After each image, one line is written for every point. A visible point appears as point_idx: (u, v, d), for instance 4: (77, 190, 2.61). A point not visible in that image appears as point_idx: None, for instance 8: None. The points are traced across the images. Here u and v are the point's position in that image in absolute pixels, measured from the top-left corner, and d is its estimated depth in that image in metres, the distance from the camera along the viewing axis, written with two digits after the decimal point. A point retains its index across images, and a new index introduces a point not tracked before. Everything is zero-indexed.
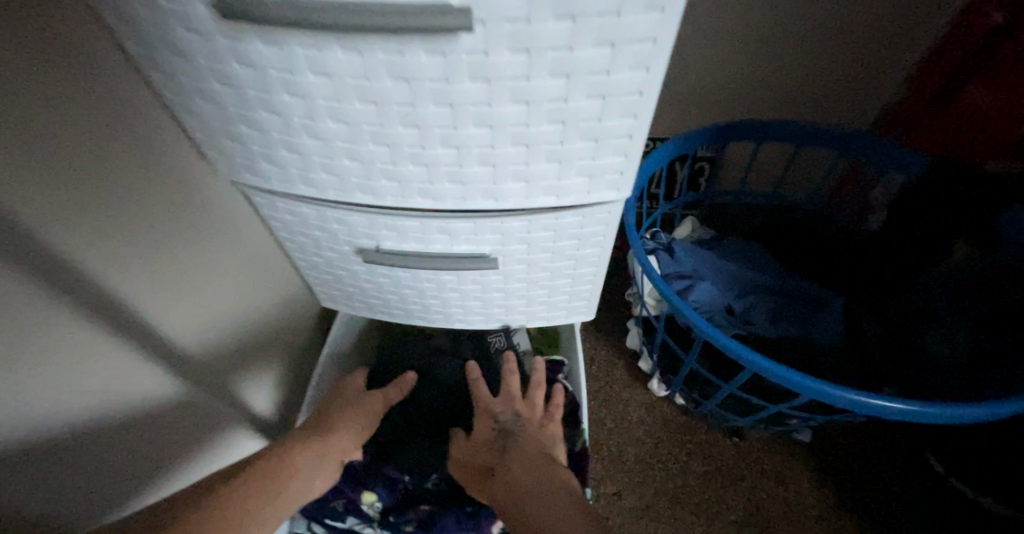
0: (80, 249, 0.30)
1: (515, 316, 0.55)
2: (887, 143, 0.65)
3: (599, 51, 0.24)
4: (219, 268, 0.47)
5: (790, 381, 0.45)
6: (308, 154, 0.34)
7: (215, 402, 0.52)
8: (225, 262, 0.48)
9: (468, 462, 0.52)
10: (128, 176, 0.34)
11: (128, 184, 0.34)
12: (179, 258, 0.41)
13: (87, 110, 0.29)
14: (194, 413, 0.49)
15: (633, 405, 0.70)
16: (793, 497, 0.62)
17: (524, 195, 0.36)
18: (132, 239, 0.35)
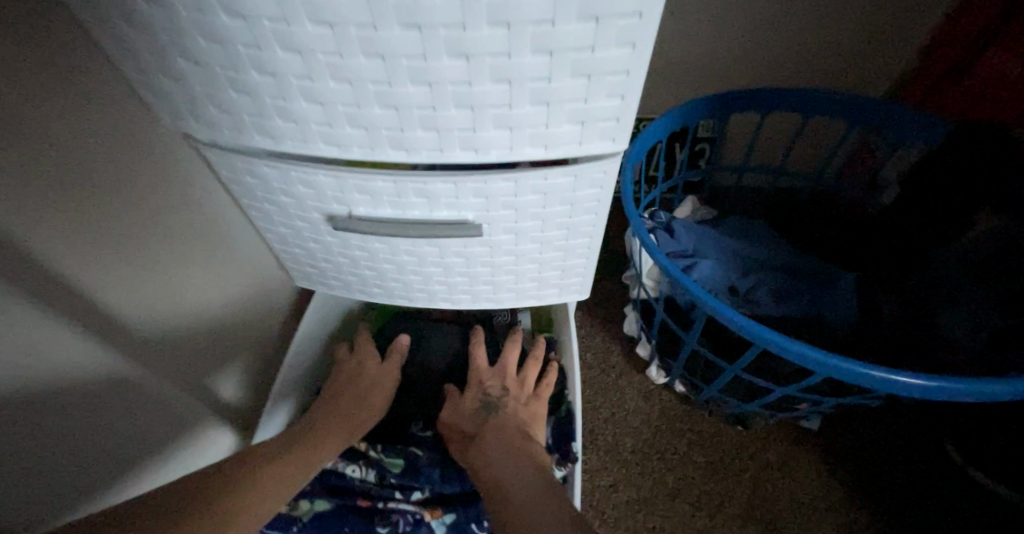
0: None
1: (504, 295, 0.51)
2: (901, 114, 0.63)
3: None
4: (183, 242, 0.42)
5: (801, 358, 0.41)
6: (259, 95, 0.29)
7: (172, 391, 0.47)
8: (189, 236, 0.43)
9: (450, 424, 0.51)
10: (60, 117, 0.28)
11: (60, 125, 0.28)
12: (130, 224, 0.35)
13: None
14: (145, 403, 0.43)
15: (630, 393, 0.67)
16: (796, 488, 0.60)
17: (508, 145, 0.32)
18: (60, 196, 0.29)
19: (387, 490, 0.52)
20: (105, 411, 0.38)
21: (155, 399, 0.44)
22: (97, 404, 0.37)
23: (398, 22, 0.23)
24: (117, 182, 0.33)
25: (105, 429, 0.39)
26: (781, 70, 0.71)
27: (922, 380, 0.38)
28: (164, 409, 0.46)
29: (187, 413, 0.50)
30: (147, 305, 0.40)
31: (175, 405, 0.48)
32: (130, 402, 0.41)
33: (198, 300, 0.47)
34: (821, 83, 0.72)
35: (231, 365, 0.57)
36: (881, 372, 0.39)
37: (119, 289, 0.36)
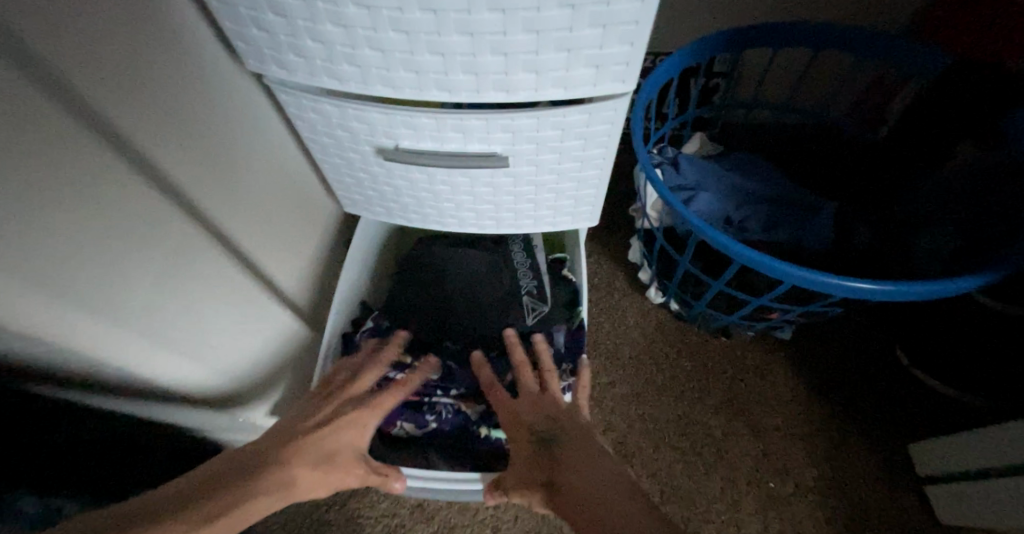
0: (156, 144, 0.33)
1: (524, 221, 0.59)
2: (913, 48, 0.65)
3: None
4: (263, 180, 0.49)
5: (774, 271, 0.49)
6: (331, 44, 0.35)
7: (283, 316, 0.57)
8: (268, 173, 0.50)
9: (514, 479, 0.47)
10: (173, 68, 0.34)
11: (174, 74, 0.34)
12: (229, 157, 0.43)
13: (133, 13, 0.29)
14: (266, 326, 0.53)
15: (631, 310, 0.76)
16: (769, 388, 0.70)
17: (534, 87, 0.38)
18: (186, 135, 0.36)
19: (431, 389, 0.60)
20: (237, 328, 0.48)
21: (271, 323, 0.54)
22: (232, 325, 0.47)
23: None
24: (214, 123, 0.40)
25: (236, 339, 0.49)
26: (797, 4, 0.72)
27: (863, 284, 0.46)
28: (280, 331, 0.57)
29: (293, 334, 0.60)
30: (251, 227, 0.48)
31: (287, 329, 0.58)
32: (253, 326, 0.51)
33: (279, 229, 0.55)
34: (837, 16, 0.73)
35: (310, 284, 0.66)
36: (840, 280, 0.46)
37: (231, 211, 0.44)
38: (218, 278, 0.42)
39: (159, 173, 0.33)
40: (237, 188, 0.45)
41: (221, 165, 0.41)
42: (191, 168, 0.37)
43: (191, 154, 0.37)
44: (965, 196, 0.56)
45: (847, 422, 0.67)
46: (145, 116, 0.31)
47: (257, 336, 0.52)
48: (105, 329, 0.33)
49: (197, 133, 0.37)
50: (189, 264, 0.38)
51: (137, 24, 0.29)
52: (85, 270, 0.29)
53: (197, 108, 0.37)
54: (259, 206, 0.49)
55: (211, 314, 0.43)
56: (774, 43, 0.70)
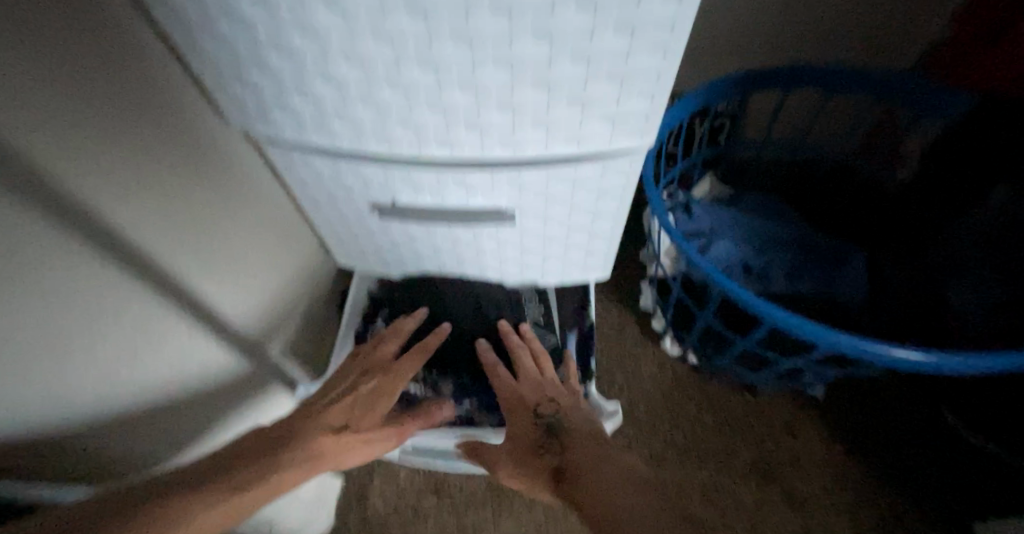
0: (110, 205, 0.29)
1: (530, 274, 0.55)
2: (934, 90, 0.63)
3: None
4: (237, 232, 0.45)
5: (810, 335, 0.45)
6: (322, 101, 0.32)
7: (243, 364, 0.52)
8: (244, 227, 0.46)
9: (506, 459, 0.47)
10: (138, 118, 0.31)
11: (139, 124, 0.31)
12: (199, 212, 0.39)
13: (94, 71, 0.27)
14: (223, 374, 0.49)
15: (645, 362, 0.71)
16: (799, 448, 0.64)
17: (544, 142, 0.34)
18: (147, 192, 0.33)
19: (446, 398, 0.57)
20: (185, 383, 0.44)
21: (228, 371, 0.50)
22: (180, 381, 0.43)
23: (452, 39, 0.26)
24: (184, 176, 0.37)
25: (187, 394, 0.45)
26: (802, 49, 0.71)
27: (897, 349, 0.42)
28: (240, 378, 0.53)
29: (258, 381, 0.56)
30: (222, 282, 0.45)
31: (249, 377, 0.54)
32: (204, 376, 0.46)
33: (258, 281, 0.51)
34: (843, 60, 0.72)
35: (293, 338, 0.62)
36: (887, 348, 0.42)
37: (196, 268, 0.40)
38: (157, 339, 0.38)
39: (105, 234, 0.30)
40: (206, 244, 0.41)
41: (187, 221, 0.38)
42: (148, 229, 0.33)
43: (148, 214, 0.33)
44: (1004, 242, 0.53)
45: (890, 490, 0.62)
46: (95, 173, 0.28)
47: (213, 385, 0.48)
48: (33, 415, 0.29)
49: (161, 188, 0.34)
50: (129, 326, 0.34)
51: (94, 74, 0.27)
52: (4, 352, 0.25)
53: (163, 162, 0.34)
54: (230, 262, 0.45)
55: (154, 372, 0.39)
56: (785, 86, 0.68)
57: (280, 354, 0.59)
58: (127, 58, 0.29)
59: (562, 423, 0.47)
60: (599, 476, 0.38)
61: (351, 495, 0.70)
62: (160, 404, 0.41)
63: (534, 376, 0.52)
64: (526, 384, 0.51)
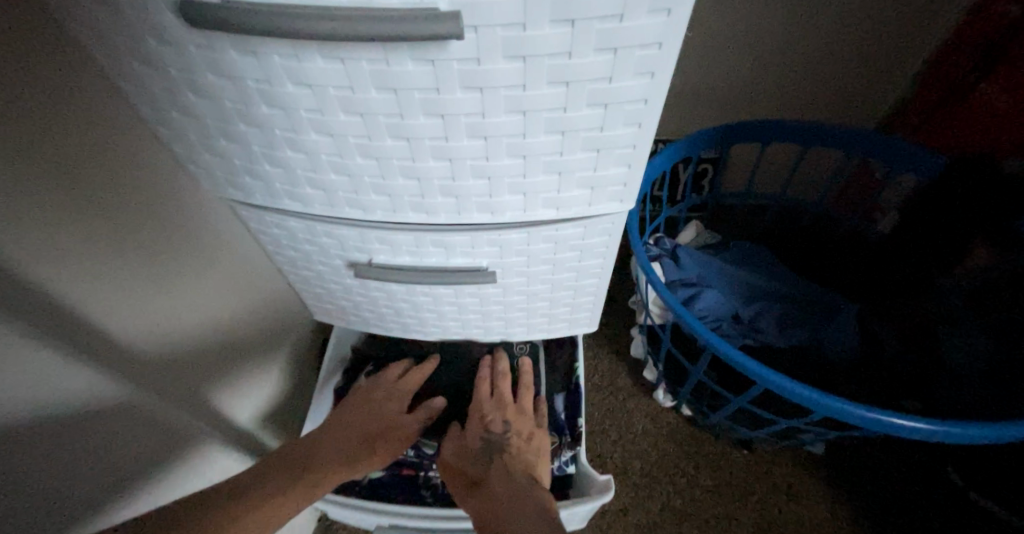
0: (55, 279, 0.28)
1: (515, 330, 0.53)
2: (907, 145, 0.63)
3: (600, 58, 0.22)
4: (198, 287, 0.43)
5: (804, 398, 0.43)
6: (293, 168, 0.31)
7: (202, 430, 0.47)
8: (207, 281, 0.44)
9: (452, 465, 0.50)
10: (90, 175, 0.30)
11: (91, 179, 0.30)
12: (157, 269, 0.37)
13: (38, 140, 0.26)
14: (180, 444, 0.44)
15: (637, 416, 0.69)
16: (804, 509, 0.62)
17: (522, 208, 0.34)
18: (94, 254, 0.31)
19: (428, 461, 0.58)
20: (139, 457, 0.39)
21: (185, 439, 0.45)
22: (131, 456, 0.38)
23: (425, 113, 0.26)
24: (142, 232, 0.35)
25: (140, 469, 0.39)
26: (780, 101, 0.72)
27: (890, 416, 0.41)
28: (197, 446, 0.47)
29: (217, 449, 0.51)
30: (182, 340, 0.42)
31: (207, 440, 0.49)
32: (161, 446, 0.41)
33: (222, 334, 0.48)
34: (819, 112, 0.73)
35: (255, 397, 0.59)
36: (879, 414, 0.41)
37: (153, 331, 0.38)
38: (113, 412, 0.35)
39: (48, 312, 0.28)
40: (163, 302, 0.39)
41: (143, 281, 0.36)
42: (93, 296, 0.32)
43: (97, 276, 0.32)
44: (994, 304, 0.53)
45: None
46: (32, 238, 0.26)
47: (168, 457, 0.43)
48: None
49: (114, 248, 0.33)
50: (90, 404, 0.32)
51: (41, 133, 0.26)
52: None
53: (116, 218, 0.32)
54: (191, 319, 0.43)
55: (102, 449, 0.34)
56: (765, 136, 0.69)
57: (242, 415, 0.56)
58: (78, 114, 0.28)
59: (504, 448, 0.49)
60: (512, 520, 0.39)
61: None
62: (111, 483, 0.36)
63: (507, 402, 0.54)
64: (493, 404, 0.54)
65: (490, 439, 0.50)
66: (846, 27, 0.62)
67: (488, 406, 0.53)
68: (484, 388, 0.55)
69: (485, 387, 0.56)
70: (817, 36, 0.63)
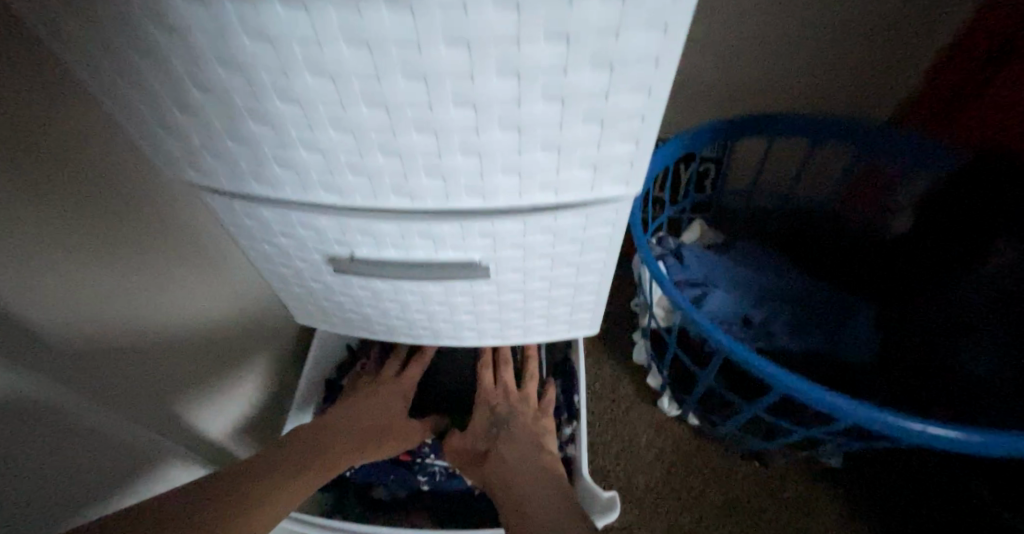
0: None
1: (511, 332, 0.49)
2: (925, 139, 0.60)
3: (608, 6, 0.19)
4: (142, 278, 0.39)
5: (823, 404, 0.40)
6: (257, 145, 0.28)
7: (142, 439, 0.42)
8: (155, 274, 0.40)
9: (461, 447, 0.53)
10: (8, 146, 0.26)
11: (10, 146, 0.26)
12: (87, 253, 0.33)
13: None
14: (114, 453, 0.39)
15: (641, 426, 0.65)
16: (822, 528, 0.58)
17: (516, 191, 0.30)
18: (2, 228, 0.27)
19: (423, 449, 0.58)
20: (55, 469, 0.34)
21: (118, 448, 0.40)
22: (40, 470, 0.32)
23: (404, 74, 0.22)
24: (71, 210, 0.31)
25: (58, 483, 0.34)
26: (786, 96, 0.70)
27: (918, 423, 0.37)
28: (137, 457, 0.42)
29: (167, 456, 0.46)
30: (122, 332, 0.38)
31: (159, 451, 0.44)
32: (86, 457, 0.37)
33: (180, 328, 0.45)
34: (828, 107, 0.71)
35: (226, 407, 0.54)
36: (907, 420, 0.37)
37: (79, 320, 0.34)
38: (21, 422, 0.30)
39: None
40: (92, 290, 0.34)
41: (69, 262, 0.32)
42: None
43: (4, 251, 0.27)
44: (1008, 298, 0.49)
45: None
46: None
47: (94, 469, 0.38)
48: None
49: (32, 222, 0.28)
50: None
51: None
52: None
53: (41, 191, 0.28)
54: (133, 311, 0.38)
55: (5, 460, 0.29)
56: (772, 131, 0.66)
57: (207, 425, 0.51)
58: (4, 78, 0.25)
59: (512, 422, 0.54)
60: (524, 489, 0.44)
61: None
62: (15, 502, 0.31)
63: (511, 387, 0.58)
64: (497, 390, 0.57)
65: (495, 417, 0.54)
66: (855, 17, 0.59)
67: (493, 390, 0.57)
68: (489, 374, 0.58)
69: (491, 374, 0.59)
70: (825, 26, 0.60)
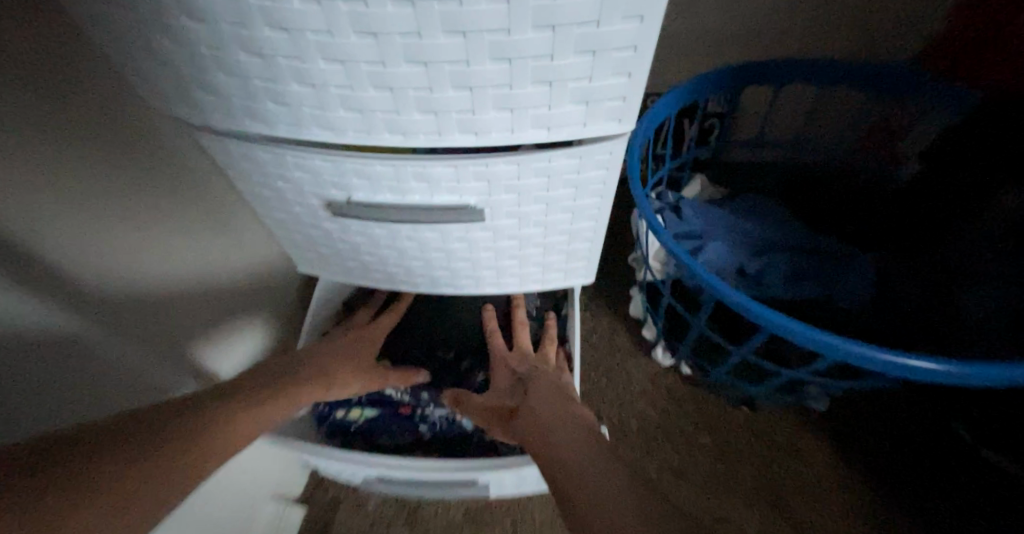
0: None
1: (508, 280, 0.50)
2: None
3: None
4: (120, 206, 0.38)
5: (806, 340, 0.42)
6: (248, 76, 0.27)
7: (152, 369, 0.45)
8: (143, 206, 0.40)
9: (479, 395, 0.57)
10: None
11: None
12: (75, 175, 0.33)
13: None
14: (116, 381, 0.41)
15: (635, 375, 0.67)
16: (803, 466, 0.61)
17: (509, 127, 0.30)
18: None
19: (424, 402, 0.62)
20: (60, 390, 0.36)
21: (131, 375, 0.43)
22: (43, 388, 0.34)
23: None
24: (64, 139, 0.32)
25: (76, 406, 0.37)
26: (794, 43, 0.68)
27: (903, 357, 0.38)
28: (148, 386, 0.45)
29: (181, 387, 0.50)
30: (123, 276, 0.40)
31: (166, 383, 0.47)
32: (101, 379, 0.40)
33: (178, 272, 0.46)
34: (838, 53, 0.69)
35: (229, 354, 0.57)
36: (883, 354, 0.38)
37: (76, 251, 0.35)
38: (11, 348, 0.31)
39: None
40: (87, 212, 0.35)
41: (65, 186, 0.33)
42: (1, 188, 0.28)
43: (6, 167, 0.28)
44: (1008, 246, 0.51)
45: (892, 504, 0.58)
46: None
47: (112, 395, 0.41)
48: None
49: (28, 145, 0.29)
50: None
51: None
52: None
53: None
54: (137, 253, 0.41)
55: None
56: (779, 79, 0.64)
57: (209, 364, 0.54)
58: None
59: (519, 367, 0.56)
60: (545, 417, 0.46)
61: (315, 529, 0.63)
62: (18, 417, 0.32)
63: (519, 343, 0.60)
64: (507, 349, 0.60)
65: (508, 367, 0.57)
66: None
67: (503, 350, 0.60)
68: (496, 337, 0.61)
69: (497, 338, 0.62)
70: None
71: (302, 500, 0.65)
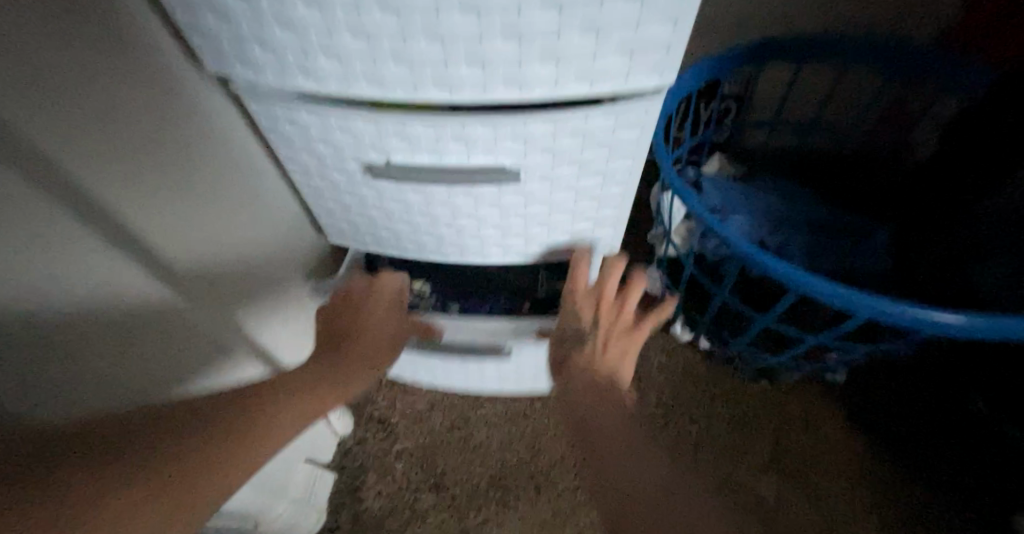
0: (74, 159, 0.26)
1: (535, 249, 0.51)
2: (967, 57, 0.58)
3: None
4: (187, 200, 0.38)
5: (834, 299, 0.42)
6: (305, 31, 0.28)
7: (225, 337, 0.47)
8: (213, 192, 0.42)
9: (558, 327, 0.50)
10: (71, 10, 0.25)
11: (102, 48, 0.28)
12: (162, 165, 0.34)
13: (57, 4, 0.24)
14: (198, 357, 0.43)
15: (654, 350, 0.68)
16: (821, 437, 0.62)
17: (553, 81, 0.31)
18: (76, 113, 0.26)
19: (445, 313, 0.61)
20: (159, 358, 0.37)
21: (206, 346, 0.44)
22: (153, 362, 0.37)
23: None
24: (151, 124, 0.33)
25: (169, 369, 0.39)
26: (818, 20, 0.68)
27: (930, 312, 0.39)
28: (217, 357, 0.47)
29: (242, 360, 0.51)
30: (196, 264, 0.40)
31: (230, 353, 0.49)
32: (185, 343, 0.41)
33: (242, 249, 0.47)
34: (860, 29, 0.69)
35: (287, 328, 0.62)
36: (911, 308, 0.39)
37: (171, 234, 0.36)
38: (124, 321, 0.33)
39: (80, 193, 0.27)
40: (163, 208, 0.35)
41: (155, 190, 0.34)
42: (114, 166, 0.30)
43: (113, 146, 0.29)
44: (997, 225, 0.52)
45: (911, 474, 0.59)
46: (20, 85, 0.22)
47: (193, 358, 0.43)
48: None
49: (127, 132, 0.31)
50: (114, 307, 0.31)
51: None
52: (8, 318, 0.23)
53: (105, 68, 0.28)
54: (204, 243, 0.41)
55: (115, 339, 0.32)
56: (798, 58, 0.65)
57: (266, 341, 0.56)
58: None
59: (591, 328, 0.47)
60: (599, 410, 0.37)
61: (344, 493, 0.66)
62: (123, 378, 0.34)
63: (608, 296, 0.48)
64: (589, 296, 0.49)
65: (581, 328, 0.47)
66: None
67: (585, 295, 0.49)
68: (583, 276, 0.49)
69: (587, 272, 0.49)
70: None
71: (333, 465, 0.68)
